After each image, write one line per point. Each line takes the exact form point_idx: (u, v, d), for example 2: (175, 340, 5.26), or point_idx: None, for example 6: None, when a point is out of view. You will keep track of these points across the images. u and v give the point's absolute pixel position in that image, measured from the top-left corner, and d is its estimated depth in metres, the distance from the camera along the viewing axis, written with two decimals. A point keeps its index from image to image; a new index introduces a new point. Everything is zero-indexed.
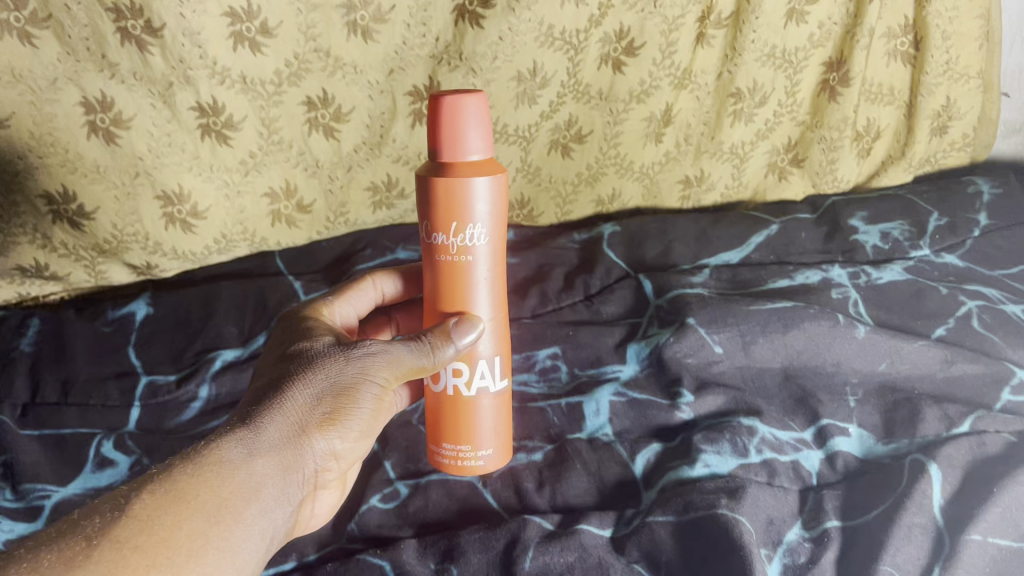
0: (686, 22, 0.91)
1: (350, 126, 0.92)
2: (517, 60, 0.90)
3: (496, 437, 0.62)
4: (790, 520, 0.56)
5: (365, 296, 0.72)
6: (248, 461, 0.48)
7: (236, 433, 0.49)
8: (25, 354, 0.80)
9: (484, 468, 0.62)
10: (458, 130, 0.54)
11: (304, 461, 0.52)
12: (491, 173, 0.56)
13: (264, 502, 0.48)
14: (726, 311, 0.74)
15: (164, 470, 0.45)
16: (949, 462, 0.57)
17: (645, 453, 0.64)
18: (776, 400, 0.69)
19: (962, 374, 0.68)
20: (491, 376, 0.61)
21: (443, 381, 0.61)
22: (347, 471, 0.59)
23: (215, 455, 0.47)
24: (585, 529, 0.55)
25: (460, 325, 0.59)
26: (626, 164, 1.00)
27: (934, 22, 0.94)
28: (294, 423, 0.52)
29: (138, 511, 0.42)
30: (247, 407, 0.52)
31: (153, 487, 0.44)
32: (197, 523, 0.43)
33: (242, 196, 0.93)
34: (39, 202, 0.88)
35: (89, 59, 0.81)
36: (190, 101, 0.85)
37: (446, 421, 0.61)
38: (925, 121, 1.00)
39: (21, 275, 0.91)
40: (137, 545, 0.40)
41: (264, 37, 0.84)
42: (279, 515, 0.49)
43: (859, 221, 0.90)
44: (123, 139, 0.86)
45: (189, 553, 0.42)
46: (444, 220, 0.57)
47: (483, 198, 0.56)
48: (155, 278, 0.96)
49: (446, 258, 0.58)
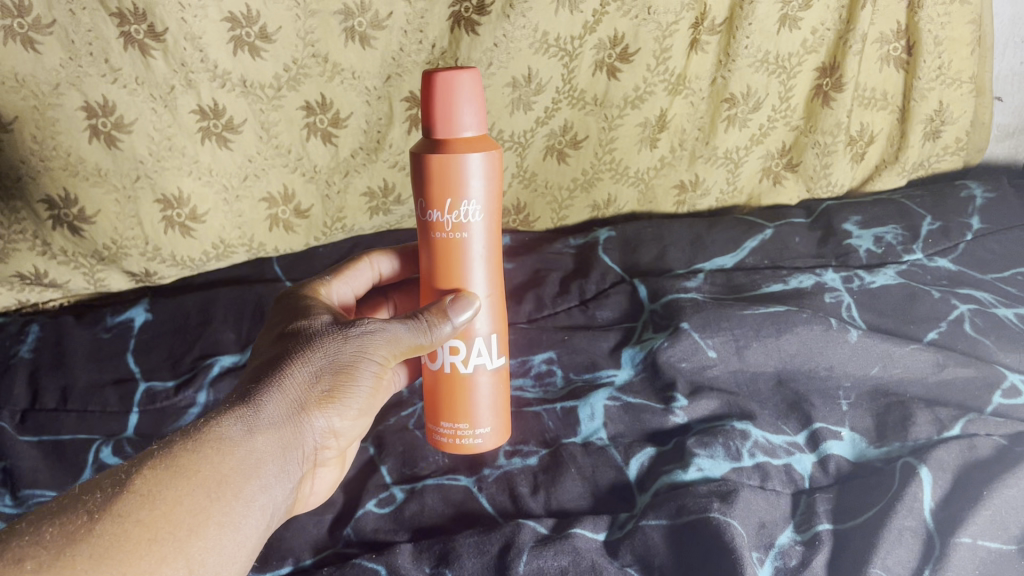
0: (680, 28, 0.92)
1: (348, 131, 0.93)
2: (512, 67, 0.91)
3: (493, 415, 0.64)
4: (781, 523, 0.57)
5: (362, 275, 0.73)
6: (248, 437, 0.49)
7: (236, 411, 0.50)
8: (25, 361, 0.81)
9: (482, 446, 0.64)
10: (453, 106, 0.55)
11: (304, 438, 0.52)
12: (485, 150, 0.57)
13: (264, 478, 0.49)
14: (719, 315, 0.75)
15: (165, 447, 0.47)
16: (939, 465, 0.57)
17: (640, 456, 0.64)
18: (770, 404, 0.69)
19: (954, 377, 0.68)
20: (487, 353, 0.63)
21: (440, 359, 0.62)
22: (347, 447, 0.60)
23: (215, 432, 0.48)
24: (578, 533, 0.55)
25: (456, 303, 0.59)
26: (621, 169, 1.01)
27: (925, 27, 0.94)
28: (293, 400, 0.52)
29: (139, 486, 0.43)
30: (247, 385, 0.53)
31: (154, 463, 0.45)
32: (198, 498, 0.44)
33: (241, 200, 0.94)
34: (40, 207, 0.88)
35: (90, 64, 0.82)
36: (191, 104, 0.86)
37: (444, 399, 0.63)
38: (917, 126, 1.00)
39: (21, 283, 0.92)
40: (139, 520, 0.42)
41: (263, 42, 0.85)
42: (280, 491, 0.50)
43: (852, 225, 0.90)
44: (124, 142, 0.86)
45: (190, 528, 0.43)
46: (439, 197, 0.57)
47: (478, 174, 0.57)
48: (154, 285, 0.96)
49: (441, 236, 0.59)
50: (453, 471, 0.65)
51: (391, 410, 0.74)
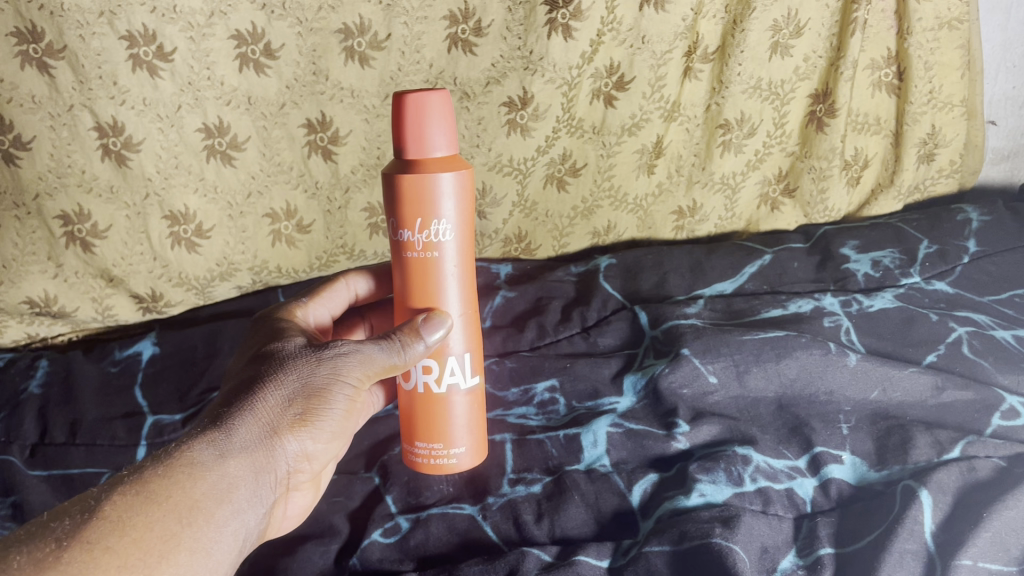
0: (674, 56, 0.93)
1: (348, 149, 0.94)
2: (506, 86, 0.92)
3: (469, 435, 0.65)
4: (783, 548, 0.57)
5: (340, 295, 0.74)
6: (219, 462, 0.49)
7: (207, 436, 0.50)
8: (34, 396, 0.82)
9: (458, 465, 0.65)
10: (424, 128, 0.56)
11: (276, 462, 0.53)
12: (456, 170, 0.58)
13: (235, 503, 0.49)
14: (720, 341, 0.76)
15: (136, 473, 0.47)
16: (939, 488, 0.58)
17: (643, 483, 0.65)
18: (771, 429, 0.70)
19: (953, 400, 0.69)
20: (461, 372, 0.63)
21: (414, 379, 0.63)
22: (321, 470, 0.61)
23: (186, 457, 0.48)
24: (583, 560, 0.55)
25: (428, 322, 0.60)
26: (620, 197, 1.02)
27: (915, 53, 0.95)
28: (265, 424, 0.53)
29: (109, 513, 0.44)
30: (219, 409, 0.53)
31: (124, 490, 0.46)
32: (169, 524, 0.45)
33: (244, 217, 0.95)
34: (55, 223, 0.90)
35: (100, 87, 0.84)
36: (197, 123, 0.89)
37: (420, 419, 0.64)
38: (912, 149, 1.01)
39: (30, 313, 0.92)
40: (108, 546, 0.42)
41: (268, 59, 0.87)
42: (252, 516, 0.51)
43: (850, 249, 0.91)
44: (134, 161, 0.89)
45: (160, 554, 0.44)
46: (410, 216, 0.58)
47: (449, 193, 0.58)
48: (160, 314, 0.97)
49: (414, 255, 0.60)
50: (457, 500, 0.65)
51: (393, 439, 0.75)
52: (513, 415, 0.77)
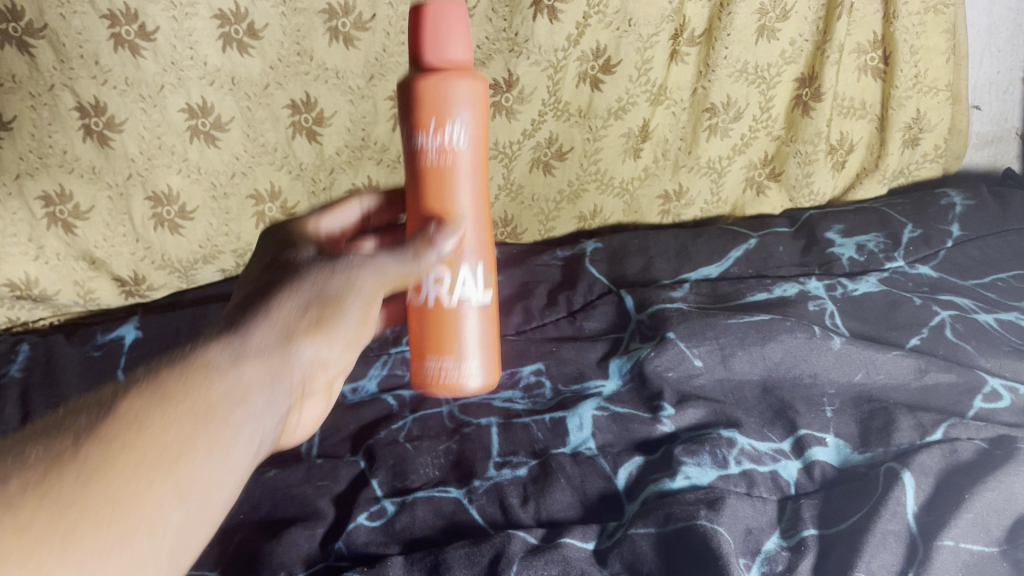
0: (660, 39, 0.93)
1: (332, 130, 0.93)
2: (491, 69, 0.92)
3: (480, 352, 0.62)
4: (768, 529, 0.57)
5: (350, 214, 0.68)
6: (234, 365, 0.43)
7: (220, 339, 0.45)
8: (15, 380, 0.81)
9: (470, 384, 0.62)
10: (441, 33, 0.56)
11: (294, 368, 0.48)
12: (472, 77, 0.57)
13: (254, 408, 0.43)
14: (704, 324, 0.76)
15: (144, 372, 0.41)
16: (922, 470, 0.58)
17: (628, 466, 0.65)
18: (755, 412, 0.70)
19: (936, 382, 0.69)
20: (473, 285, 0.61)
21: (425, 291, 0.60)
22: (331, 386, 0.56)
23: (200, 356, 0.42)
24: (568, 542, 0.55)
25: (441, 229, 0.58)
26: (607, 180, 1.02)
27: (901, 37, 0.96)
28: (281, 328, 0.48)
29: (122, 408, 0.38)
30: (228, 317, 0.48)
31: (134, 387, 0.39)
32: (187, 422, 0.39)
33: (227, 198, 0.95)
34: (36, 204, 0.89)
35: (81, 66, 0.83)
36: (180, 103, 0.88)
37: (431, 334, 0.61)
38: (896, 134, 1.02)
39: (10, 298, 0.91)
40: (125, 442, 0.36)
41: (251, 39, 0.86)
42: (271, 423, 0.45)
43: (835, 234, 0.92)
44: (116, 141, 0.88)
45: (179, 453, 0.38)
46: (426, 120, 0.57)
47: (466, 100, 0.57)
48: (142, 297, 0.97)
49: (428, 162, 0.58)
50: (443, 483, 0.65)
51: (380, 423, 0.75)
52: (499, 399, 0.77)
